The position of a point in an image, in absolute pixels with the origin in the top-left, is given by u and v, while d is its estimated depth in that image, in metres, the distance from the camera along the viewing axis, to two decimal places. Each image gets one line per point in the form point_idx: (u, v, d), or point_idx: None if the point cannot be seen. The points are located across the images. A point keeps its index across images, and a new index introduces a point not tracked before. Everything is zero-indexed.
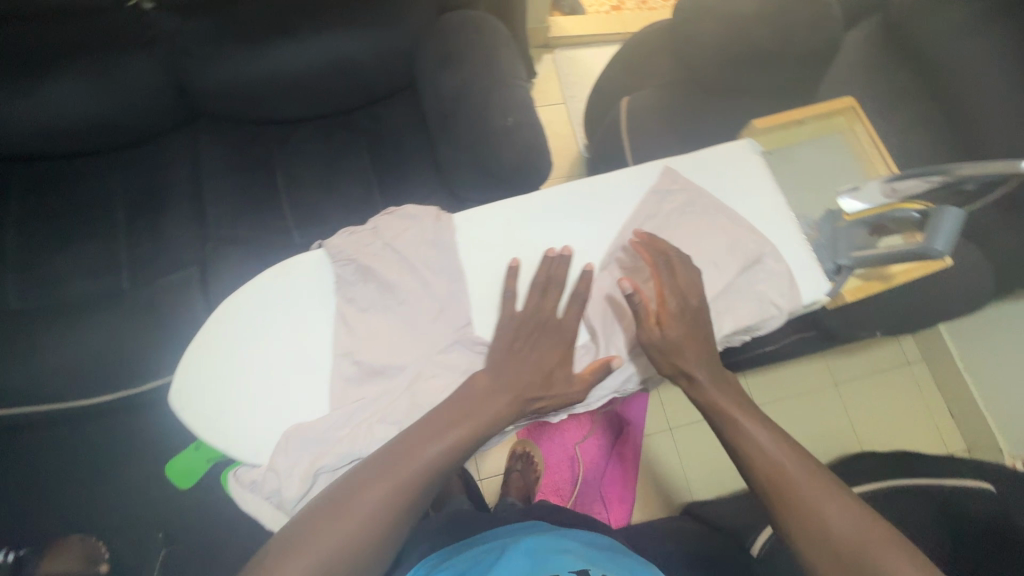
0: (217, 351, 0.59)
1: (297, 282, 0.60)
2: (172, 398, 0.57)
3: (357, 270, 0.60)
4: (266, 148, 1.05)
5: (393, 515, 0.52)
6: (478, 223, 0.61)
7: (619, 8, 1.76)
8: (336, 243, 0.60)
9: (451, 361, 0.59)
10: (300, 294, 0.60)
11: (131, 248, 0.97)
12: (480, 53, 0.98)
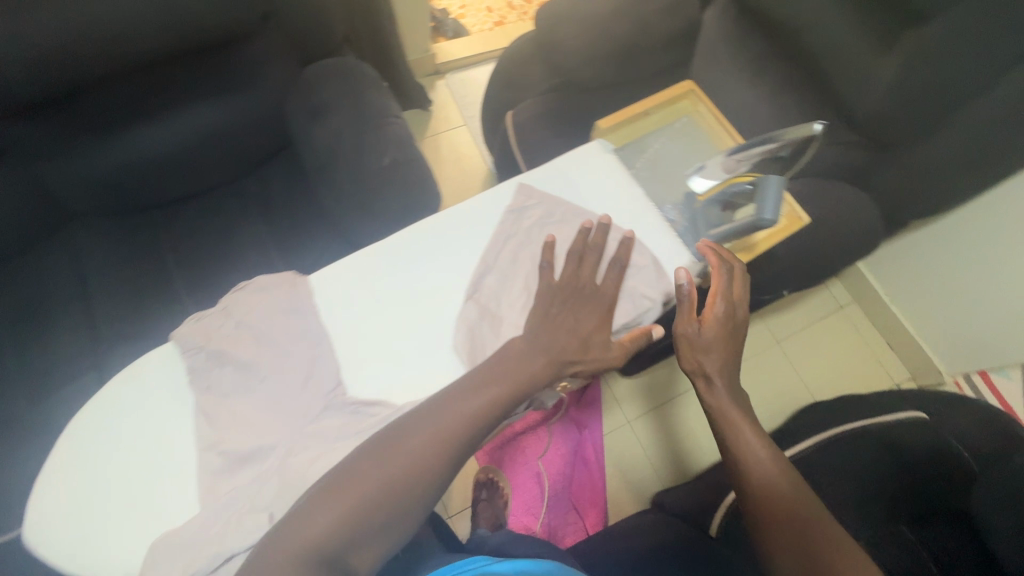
0: (78, 475, 0.54)
1: (153, 382, 0.55)
2: (32, 535, 0.52)
3: (211, 356, 0.55)
4: (151, 234, 1.02)
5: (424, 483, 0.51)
6: (332, 279, 0.59)
7: (502, 23, 1.80)
8: (183, 333, 0.56)
9: (322, 431, 0.53)
10: (159, 392, 0.55)
11: (19, 367, 0.92)
12: (349, 101, 0.99)
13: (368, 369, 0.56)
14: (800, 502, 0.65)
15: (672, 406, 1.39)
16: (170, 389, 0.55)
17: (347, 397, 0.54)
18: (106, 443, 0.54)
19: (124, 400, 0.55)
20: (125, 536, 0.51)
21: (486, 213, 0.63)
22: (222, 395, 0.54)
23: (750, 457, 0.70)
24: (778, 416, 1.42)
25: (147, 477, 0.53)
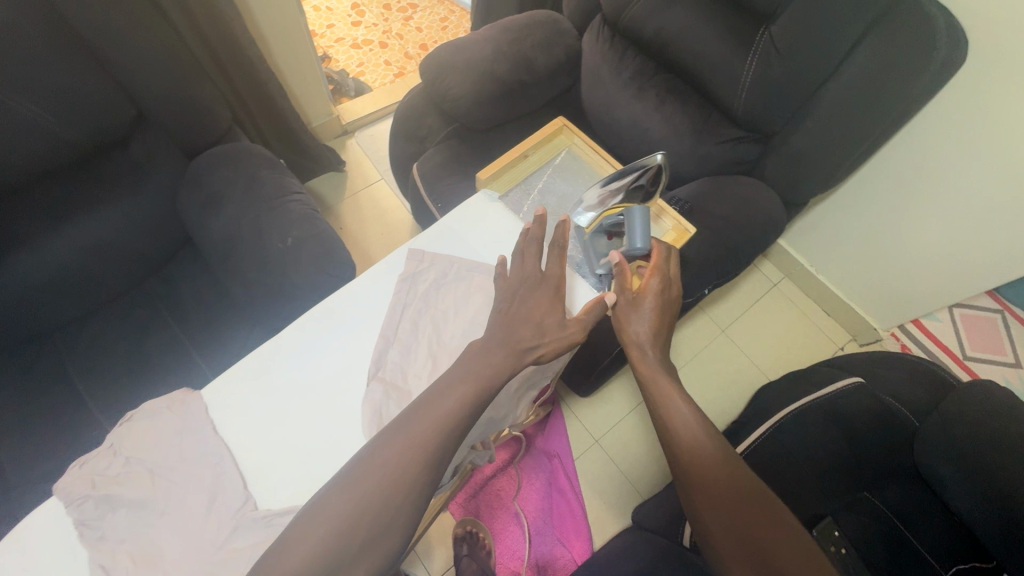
0: None
1: (33, 550, 0.50)
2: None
3: (100, 503, 0.52)
4: (56, 358, 0.96)
5: (396, 499, 0.50)
6: (226, 387, 0.58)
7: (402, 74, 1.84)
8: (62, 484, 0.51)
9: (234, 554, 0.51)
10: (40, 559, 0.50)
11: None
12: (243, 184, 0.98)
13: (275, 474, 0.54)
14: (729, 471, 0.59)
15: (634, 415, 1.40)
16: (55, 550, 0.50)
17: (257, 511, 0.52)
18: None
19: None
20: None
21: (378, 288, 0.65)
22: (119, 542, 0.51)
23: (680, 428, 0.63)
24: (737, 402, 1.45)
25: None
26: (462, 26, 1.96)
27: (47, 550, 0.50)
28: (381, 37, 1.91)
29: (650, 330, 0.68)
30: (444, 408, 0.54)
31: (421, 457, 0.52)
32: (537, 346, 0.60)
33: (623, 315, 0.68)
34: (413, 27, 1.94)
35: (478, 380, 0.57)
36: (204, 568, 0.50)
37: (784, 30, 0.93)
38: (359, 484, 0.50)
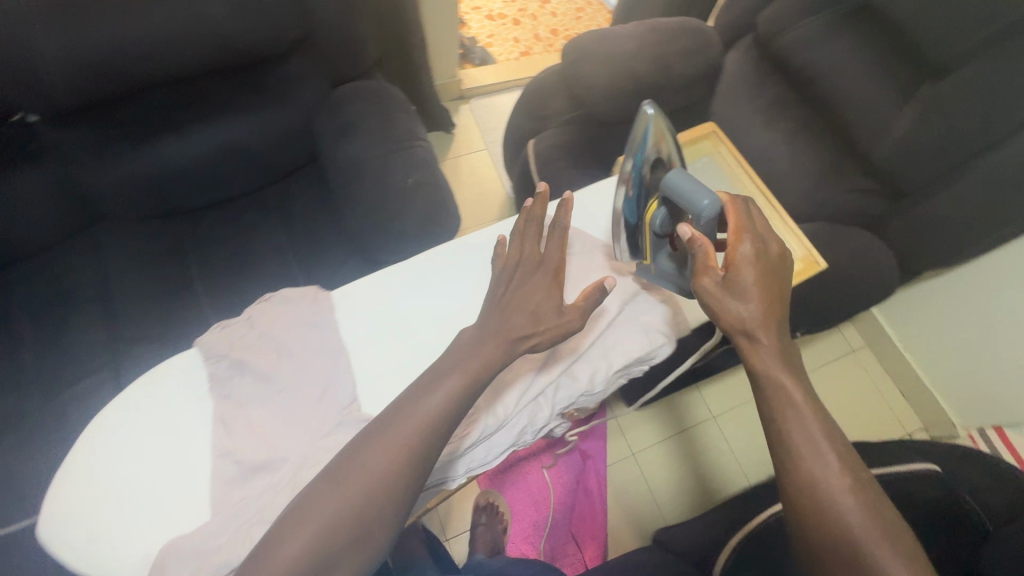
0: (96, 467, 0.54)
1: (174, 385, 0.57)
2: (42, 535, 0.53)
3: (231, 365, 0.58)
4: (175, 237, 1.04)
5: (382, 496, 0.51)
6: (354, 296, 0.63)
7: (527, 53, 1.87)
8: (206, 339, 0.58)
9: (334, 443, 0.55)
10: (181, 394, 0.57)
11: (40, 359, 0.93)
12: (376, 121, 1.02)
13: (381, 385, 0.58)
14: (862, 531, 0.54)
15: (678, 438, 1.36)
16: (194, 391, 0.57)
17: (360, 413, 0.56)
18: (127, 442, 0.55)
19: (144, 399, 0.57)
20: (133, 544, 0.52)
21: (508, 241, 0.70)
22: (238, 404, 0.56)
23: (809, 470, 0.57)
24: None
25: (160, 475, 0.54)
26: (597, 19, 1.96)
27: (187, 389, 0.57)
28: (516, 14, 1.94)
29: (749, 306, 0.61)
30: (434, 406, 0.54)
31: (407, 454, 0.52)
32: (530, 334, 0.59)
33: (717, 299, 0.61)
34: (549, 11, 1.96)
35: (475, 370, 0.56)
36: (306, 448, 0.55)
37: (958, 89, 0.88)
38: (344, 489, 0.51)
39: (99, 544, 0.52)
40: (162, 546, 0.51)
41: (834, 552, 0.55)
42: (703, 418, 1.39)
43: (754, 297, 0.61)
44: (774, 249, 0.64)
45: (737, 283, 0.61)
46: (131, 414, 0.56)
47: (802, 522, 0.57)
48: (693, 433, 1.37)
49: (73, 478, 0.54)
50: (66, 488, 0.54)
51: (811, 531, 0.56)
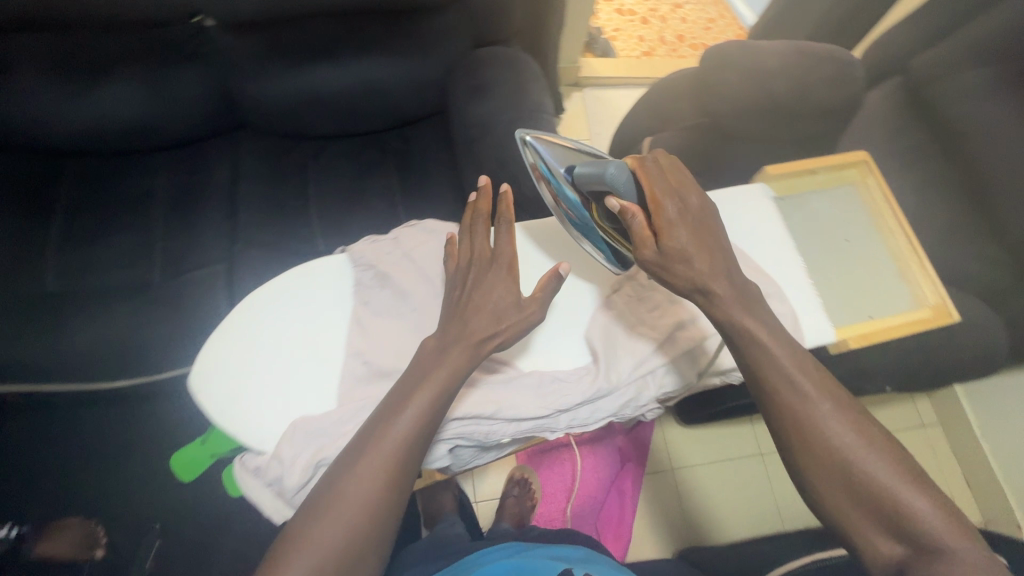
0: (248, 335, 0.62)
1: (324, 282, 0.65)
2: (193, 388, 0.60)
3: (375, 277, 0.65)
4: (300, 160, 1.10)
5: (371, 513, 0.51)
6: None
7: (649, 54, 1.85)
8: (358, 249, 0.66)
9: None
10: (329, 290, 0.64)
11: (165, 243, 1.01)
12: (510, 86, 1.04)
13: None
14: (910, 498, 0.49)
15: (722, 465, 1.34)
16: (339, 291, 0.64)
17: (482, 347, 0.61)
18: (277, 321, 0.62)
19: (298, 287, 0.64)
20: (263, 412, 0.57)
21: None
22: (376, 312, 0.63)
23: (837, 442, 0.52)
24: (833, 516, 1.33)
25: (300, 356, 0.61)
26: (727, 32, 1.92)
27: (335, 287, 0.64)
28: (646, 13, 1.92)
29: (698, 262, 0.55)
30: (402, 427, 0.52)
31: (387, 470, 0.51)
32: (494, 335, 0.56)
33: (665, 266, 0.56)
34: (679, 16, 1.93)
35: (440, 384, 0.53)
36: None
37: None
38: (332, 518, 0.50)
39: (239, 400, 0.58)
40: (289, 419, 0.57)
41: (885, 531, 0.49)
42: (750, 452, 1.35)
43: (699, 252, 0.55)
44: (696, 200, 0.58)
45: (678, 248, 0.55)
46: (285, 297, 0.63)
47: (842, 505, 0.51)
48: (735, 465, 1.34)
49: (225, 340, 0.61)
50: (219, 347, 0.61)
51: (852, 510, 0.51)
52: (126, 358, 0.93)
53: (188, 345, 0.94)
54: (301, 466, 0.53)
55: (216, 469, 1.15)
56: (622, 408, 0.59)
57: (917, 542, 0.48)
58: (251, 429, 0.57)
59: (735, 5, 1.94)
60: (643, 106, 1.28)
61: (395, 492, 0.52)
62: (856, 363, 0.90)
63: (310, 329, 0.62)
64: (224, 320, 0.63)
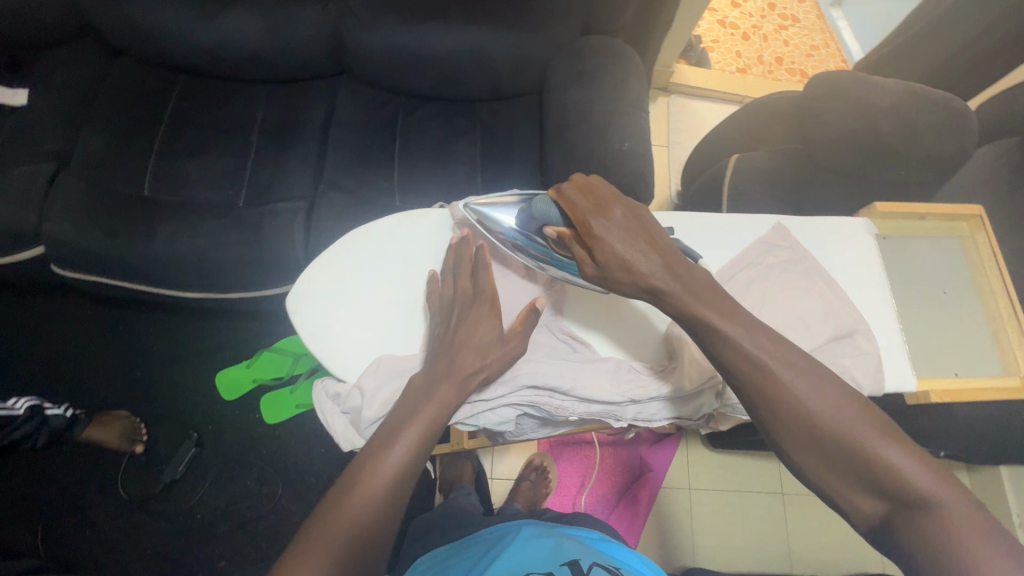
0: (348, 269, 0.66)
1: (424, 234, 0.68)
2: (289, 307, 0.66)
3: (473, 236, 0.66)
4: (392, 114, 1.12)
5: (368, 529, 0.50)
6: None
7: (744, 71, 1.81)
8: (461, 205, 0.67)
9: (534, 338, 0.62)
10: (427, 243, 0.68)
11: (255, 171, 1.05)
12: (613, 77, 1.03)
13: (585, 308, 0.65)
14: (886, 453, 0.47)
15: (741, 497, 1.29)
16: (437, 245, 0.68)
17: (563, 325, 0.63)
18: (377, 262, 0.66)
19: (400, 234, 0.67)
20: (345, 342, 0.63)
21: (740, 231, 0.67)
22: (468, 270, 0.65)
23: (807, 405, 0.50)
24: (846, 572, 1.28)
25: (392, 299, 0.65)
26: (829, 62, 1.86)
27: (432, 241, 0.68)
28: (749, 29, 1.87)
29: (635, 262, 0.53)
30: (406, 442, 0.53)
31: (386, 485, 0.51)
32: (481, 368, 0.56)
33: (607, 276, 0.55)
34: (782, 38, 1.87)
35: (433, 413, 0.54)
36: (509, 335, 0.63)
37: None
38: (322, 541, 0.49)
39: (333, 328, 0.63)
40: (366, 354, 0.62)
41: (866, 489, 0.48)
42: (771, 490, 1.31)
43: (635, 249, 0.54)
44: (621, 212, 0.55)
45: (614, 256, 0.53)
46: (387, 242, 0.67)
47: (820, 467, 0.50)
48: (755, 498, 1.29)
49: (327, 269, 0.66)
50: (321, 275, 0.66)
51: (829, 470, 0.49)
52: (204, 271, 0.98)
53: (261, 271, 0.98)
54: (377, 399, 0.58)
55: (256, 394, 1.19)
56: (686, 410, 0.59)
57: (902, 499, 0.46)
58: (338, 356, 0.62)
59: (843, 37, 1.87)
60: (736, 121, 1.25)
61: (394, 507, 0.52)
62: (917, 422, 0.87)
63: (405, 276, 0.66)
64: (329, 250, 0.67)
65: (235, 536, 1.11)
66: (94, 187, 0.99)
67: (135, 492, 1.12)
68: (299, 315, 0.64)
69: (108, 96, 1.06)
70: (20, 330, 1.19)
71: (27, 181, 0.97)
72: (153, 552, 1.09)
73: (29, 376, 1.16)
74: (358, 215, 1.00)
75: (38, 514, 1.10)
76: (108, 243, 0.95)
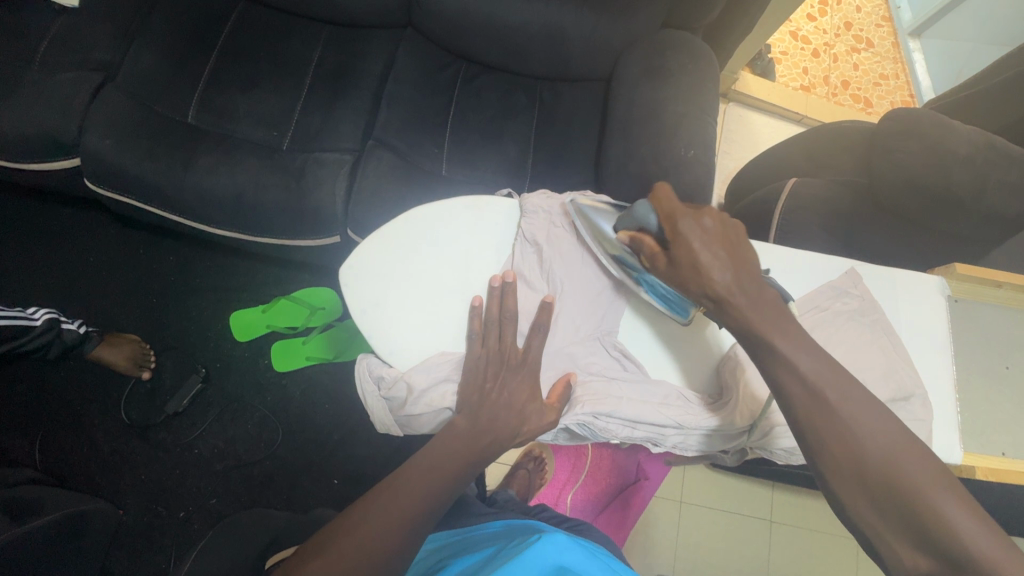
0: (407, 248, 0.67)
1: (488, 224, 0.69)
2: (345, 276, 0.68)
3: (539, 235, 0.66)
4: (452, 79, 1.08)
5: (396, 542, 0.54)
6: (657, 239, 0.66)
7: (808, 90, 1.74)
8: (533, 200, 0.68)
9: (584, 351, 0.64)
10: (488, 233, 0.68)
11: (303, 115, 1.02)
12: (690, 77, 0.98)
13: (639, 327, 0.65)
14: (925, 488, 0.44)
15: (730, 518, 1.28)
16: (499, 237, 0.68)
17: (615, 341, 0.64)
18: (436, 246, 0.67)
19: (464, 221, 0.68)
20: (393, 322, 0.64)
21: (808, 271, 0.65)
22: (528, 269, 0.66)
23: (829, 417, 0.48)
24: None
25: (446, 284, 0.66)
26: (896, 95, 1.79)
27: (494, 231, 0.69)
28: (821, 46, 1.79)
29: (706, 268, 0.53)
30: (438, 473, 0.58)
31: (413, 507, 0.56)
32: (514, 435, 0.60)
33: (675, 272, 0.55)
34: (852, 61, 1.80)
35: (467, 453, 0.59)
36: (558, 345, 0.64)
37: None
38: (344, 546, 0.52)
39: (385, 304, 0.65)
40: (411, 338, 0.64)
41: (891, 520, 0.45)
42: (760, 515, 1.28)
43: (711, 255, 0.53)
44: (712, 222, 0.54)
45: (691, 254, 0.53)
46: (449, 226, 0.68)
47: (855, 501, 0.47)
48: (742, 521, 1.28)
49: (387, 244, 0.67)
50: (380, 248, 0.67)
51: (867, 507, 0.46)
52: (239, 211, 0.95)
53: (296, 221, 0.95)
54: (421, 399, 0.62)
55: (268, 340, 1.18)
56: (726, 447, 0.61)
57: None
58: (387, 334, 0.64)
59: (916, 70, 1.79)
60: (800, 142, 1.19)
61: (413, 525, 0.55)
62: None
63: (462, 263, 0.67)
64: (390, 225, 0.68)
65: (228, 477, 1.11)
66: (139, 107, 0.96)
67: (137, 417, 1.11)
68: (352, 286, 0.65)
69: (164, 13, 1.02)
70: (42, 236, 1.17)
71: (70, 88, 0.93)
72: (146, 480, 1.09)
73: (43, 284, 1.15)
74: (401, 178, 0.96)
75: (37, 424, 1.10)
76: (146, 167, 0.93)
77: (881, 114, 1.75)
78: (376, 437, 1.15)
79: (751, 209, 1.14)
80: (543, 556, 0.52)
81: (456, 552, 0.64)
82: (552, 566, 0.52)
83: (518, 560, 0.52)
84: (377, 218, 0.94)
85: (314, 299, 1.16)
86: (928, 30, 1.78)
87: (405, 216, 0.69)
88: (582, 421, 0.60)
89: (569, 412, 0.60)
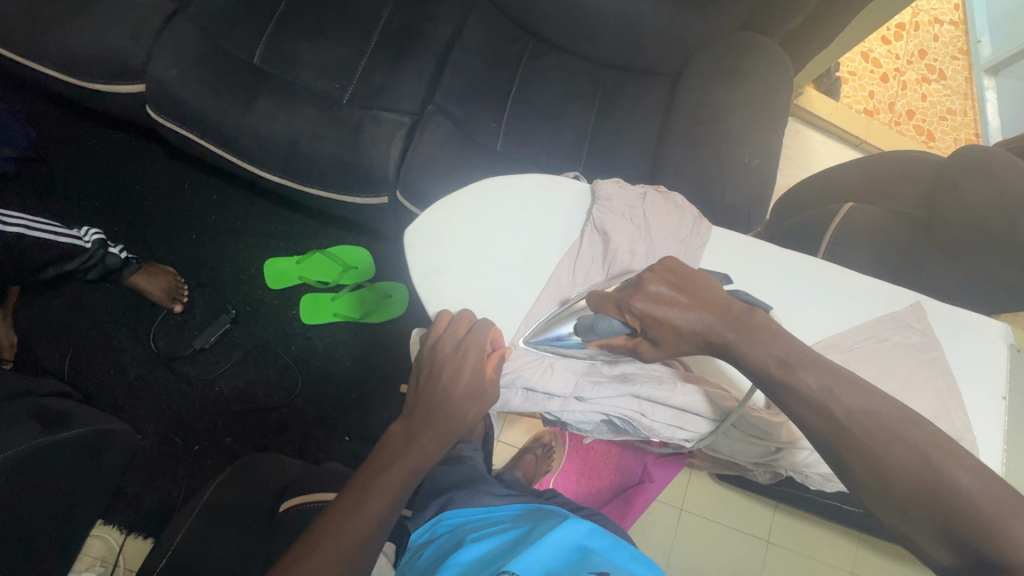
0: (472, 220, 0.67)
1: (559, 207, 0.68)
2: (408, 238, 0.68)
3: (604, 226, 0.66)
4: (518, 55, 1.06)
5: None
6: (721, 246, 0.66)
7: (870, 115, 1.69)
8: (607, 187, 0.67)
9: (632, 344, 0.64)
10: (556, 216, 0.68)
11: (366, 70, 1.01)
12: (764, 84, 0.95)
13: None
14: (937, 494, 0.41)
15: (727, 533, 1.27)
16: (566, 222, 0.68)
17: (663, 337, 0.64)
18: (502, 221, 0.67)
19: (535, 200, 0.68)
20: (455, 289, 0.65)
21: (871, 298, 0.64)
22: (590, 259, 0.66)
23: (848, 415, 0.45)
24: None
25: (507, 261, 0.66)
26: (960, 132, 1.72)
27: (563, 215, 0.68)
28: (890, 71, 1.73)
29: (683, 327, 0.50)
30: None
31: None
32: None
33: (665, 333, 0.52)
34: (920, 91, 1.74)
35: None
36: None
37: None
38: None
39: (445, 272, 0.65)
40: (468, 308, 0.64)
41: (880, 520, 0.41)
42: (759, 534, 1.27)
43: (682, 316, 0.50)
44: (659, 285, 0.51)
45: (664, 327, 0.51)
46: (518, 204, 0.67)
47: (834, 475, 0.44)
48: (740, 537, 1.27)
49: (453, 213, 0.67)
50: (447, 215, 0.67)
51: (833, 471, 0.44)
52: (291, 159, 0.95)
53: (348, 175, 0.95)
54: None
55: (298, 291, 1.19)
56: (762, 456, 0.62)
57: None
58: (443, 302, 0.64)
59: (985, 109, 1.72)
60: (863, 165, 1.15)
61: None
62: None
63: (526, 244, 0.66)
64: (460, 192, 0.67)
65: (241, 419, 1.13)
66: (207, 41, 0.95)
67: (164, 347, 1.14)
68: (415, 250, 0.66)
69: None
70: (92, 159, 1.19)
71: (141, 13, 0.93)
72: (166, 409, 1.12)
73: (89, 205, 1.17)
74: (456, 147, 0.95)
75: (70, 338, 1.12)
76: (207, 102, 0.93)
77: (942, 150, 1.70)
78: (392, 402, 1.15)
79: (801, 227, 1.11)
80: (569, 536, 0.54)
81: (470, 527, 0.65)
82: (575, 547, 0.53)
83: (544, 537, 0.53)
84: (428, 184, 0.93)
85: (348, 258, 1.18)
86: (1006, 69, 1.71)
87: (474, 185, 0.69)
88: (626, 413, 0.61)
89: (611, 404, 0.61)
